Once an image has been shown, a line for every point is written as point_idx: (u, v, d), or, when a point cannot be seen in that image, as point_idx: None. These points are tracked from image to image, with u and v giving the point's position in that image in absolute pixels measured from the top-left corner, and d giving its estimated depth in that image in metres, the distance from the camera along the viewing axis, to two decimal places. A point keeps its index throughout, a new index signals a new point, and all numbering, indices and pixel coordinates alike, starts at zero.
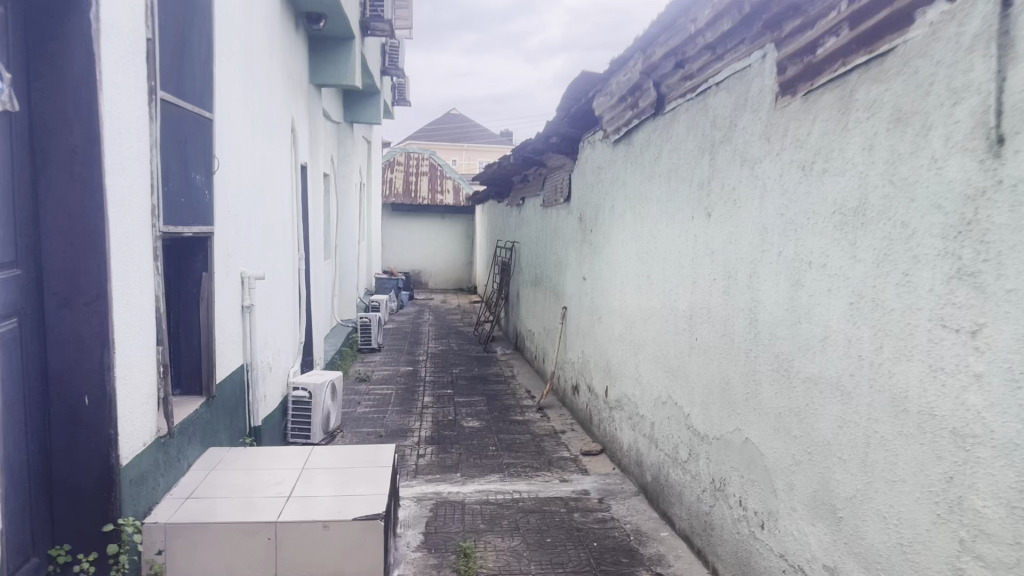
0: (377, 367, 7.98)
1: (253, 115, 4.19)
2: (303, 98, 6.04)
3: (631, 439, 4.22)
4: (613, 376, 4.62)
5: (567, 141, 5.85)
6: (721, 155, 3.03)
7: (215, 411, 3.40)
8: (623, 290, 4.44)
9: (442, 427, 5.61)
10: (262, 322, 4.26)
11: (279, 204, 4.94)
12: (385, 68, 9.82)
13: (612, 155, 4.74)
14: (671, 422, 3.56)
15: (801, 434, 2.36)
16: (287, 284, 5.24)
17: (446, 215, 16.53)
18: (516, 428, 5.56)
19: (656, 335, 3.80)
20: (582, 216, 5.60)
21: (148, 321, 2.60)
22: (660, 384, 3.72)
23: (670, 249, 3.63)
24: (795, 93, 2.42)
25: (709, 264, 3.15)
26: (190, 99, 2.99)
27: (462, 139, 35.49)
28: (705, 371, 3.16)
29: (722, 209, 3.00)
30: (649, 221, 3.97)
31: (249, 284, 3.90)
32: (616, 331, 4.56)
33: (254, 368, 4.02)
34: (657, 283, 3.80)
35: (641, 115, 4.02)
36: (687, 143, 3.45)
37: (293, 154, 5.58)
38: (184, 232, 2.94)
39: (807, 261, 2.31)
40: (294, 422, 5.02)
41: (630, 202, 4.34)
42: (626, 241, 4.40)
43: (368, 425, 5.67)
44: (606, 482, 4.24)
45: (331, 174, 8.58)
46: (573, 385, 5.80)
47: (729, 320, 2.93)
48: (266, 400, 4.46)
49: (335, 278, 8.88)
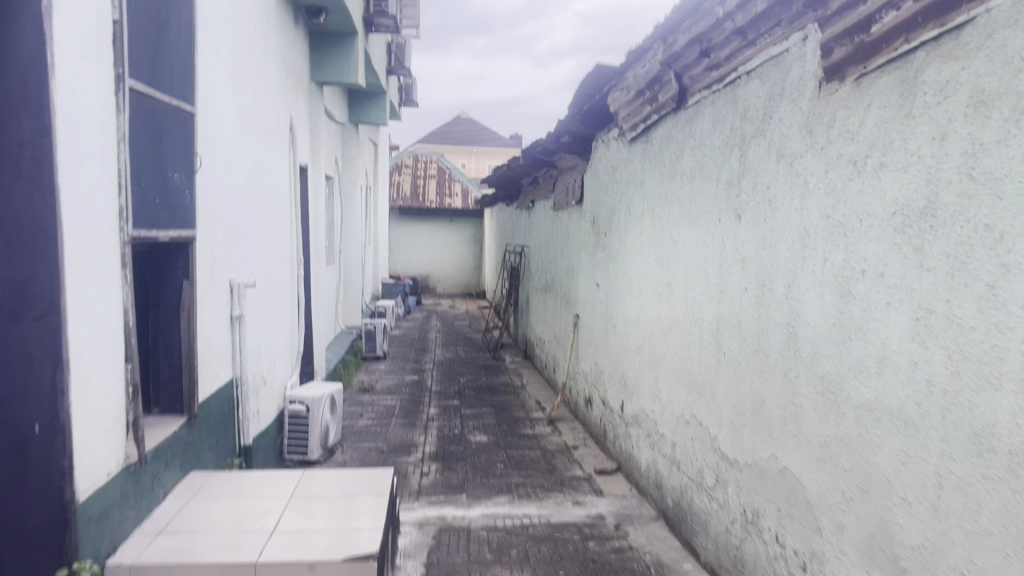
0: (382, 376, 7.70)
1: (244, 112, 3.92)
2: (302, 97, 5.77)
3: (650, 459, 3.93)
4: (629, 389, 4.33)
5: (579, 140, 5.56)
6: (753, 152, 2.73)
7: (198, 431, 3.12)
8: (640, 300, 4.14)
9: (448, 442, 5.32)
10: (254, 334, 3.99)
11: (274, 207, 4.66)
12: (391, 67, 9.56)
13: (629, 153, 4.45)
14: (695, 443, 3.27)
15: (851, 468, 2.06)
16: (285, 291, 4.97)
17: (455, 219, 16.25)
18: (525, 443, 5.27)
19: (678, 349, 3.50)
20: (595, 220, 5.31)
21: (113, 336, 2.32)
22: (682, 401, 3.43)
23: (694, 255, 3.33)
24: (844, 78, 2.11)
25: (739, 273, 2.85)
26: (168, 91, 2.71)
27: (471, 143, 35.26)
28: (735, 391, 2.87)
29: (755, 211, 2.71)
30: (669, 225, 3.67)
31: (238, 293, 3.63)
32: (634, 342, 4.26)
33: (244, 383, 3.75)
34: (679, 292, 3.51)
35: (662, 110, 3.73)
36: (713, 139, 3.15)
37: (292, 156, 5.32)
38: (161, 238, 2.66)
39: (860, 270, 2.02)
40: (291, 438, 4.75)
41: (648, 205, 4.04)
42: (644, 246, 4.10)
43: (370, 439, 5.39)
44: (623, 505, 3.95)
45: (334, 177, 8.31)
46: (586, 398, 5.50)
47: (763, 335, 2.63)
48: (258, 415, 4.18)
49: (339, 284, 8.61)
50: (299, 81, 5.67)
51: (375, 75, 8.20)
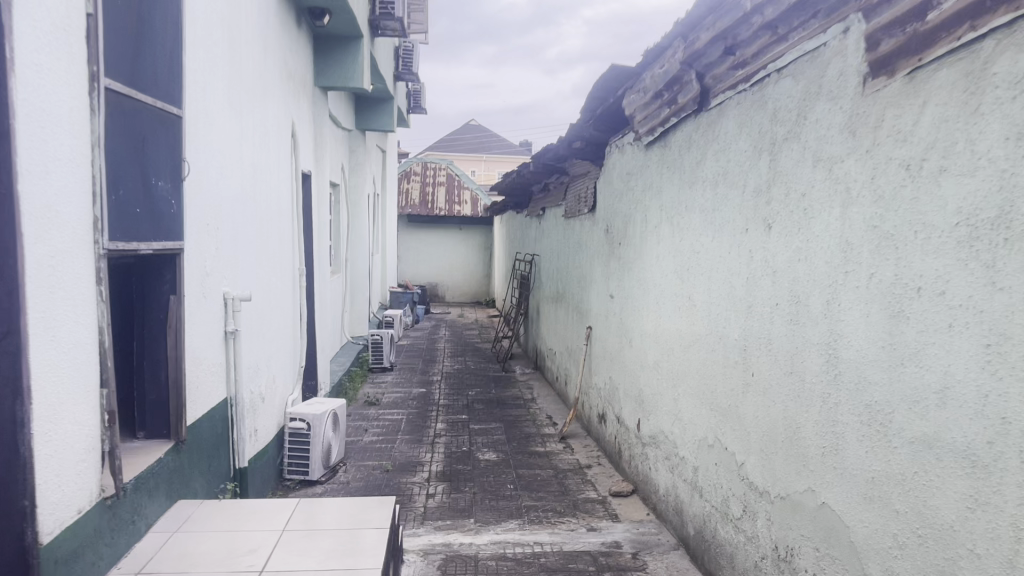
0: (389, 389, 7.49)
1: (241, 116, 3.73)
2: (305, 101, 5.57)
3: (669, 483, 3.70)
4: (646, 407, 4.11)
5: (592, 145, 5.35)
6: (785, 156, 2.51)
7: (187, 456, 2.92)
8: (658, 313, 3.92)
9: (456, 460, 5.10)
10: (250, 350, 3.79)
11: (274, 216, 4.47)
12: (398, 72, 9.36)
13: (645, 159, 4.23)
14: (720, 469, 3.04)
15: (904, 510, 1.84)
16: (285, 302, 4.76)
17: (464, 227, 16.05)
18: (536, 462, 5.05)
19: (700, 366, 3.28)
20: (609, 228, 5.09)
21: (86, 359, 2.12)
22: (705, 423, 3.20)
23: (718, 266, 3.11)
24: (893, 72, 1.89)
25: (770, 287, 2.63)
26: (151, 92, 2.51)
27: (480, 150, 35.13)
28: (765, 415, 2.64)
29: (788, 220, 2.49)
30: (690, 234, 3.45)
31: (232, 306, 3.43)
32: (651, 358, 4.04)
33: (239, 402, 3.54)
34: (702, 306, 3.28)
35: (681, 112, 3.52)
36: (739, 143, 2.93)
37: (293, 162, 5.13)
38: (143, 251, 2.46)
39: (915, 288, 1.80)
40: (292, 457, 4.54)
41: (666, 213, 3.82)
42: (662, 257, 3.88)
43: (375, 457, 5.17)
44: (640, 532, 3.72)
45: (339, 185, 8.12)
46: (600, 414, 5.28)
47: (797, 356, 2.41)
48: (256, 434, 3.97)
49: (344, 294, 8.41)
50: (303, 85, 5.47)
51: (382, 80, 8.01)
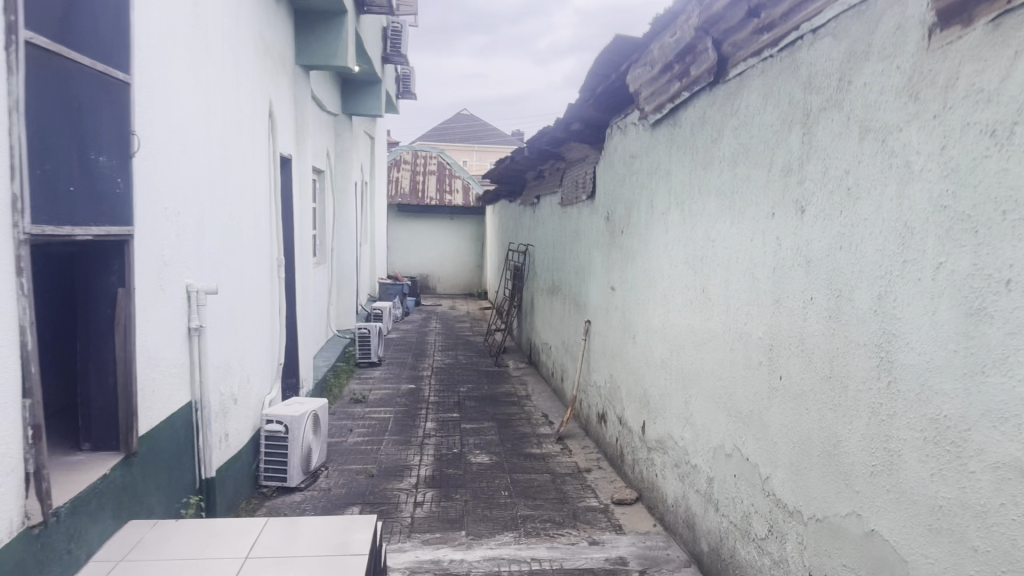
0: (376, 385, 7.16)
1: (207, 90, 3.38)
2: (285, 80, 5.22)
3: (679, 494, 3.38)
4: (652, 409, 3.79)
5: (591, 127, 5.02)
6: (823, 128, 2.18)
7: (141, 469, 2.58)
8: (667, 307, 3.59)
9: (446, 463, 4.78)
10: (219, 347, 3.45)
11: (247, 202, 4.13)
12: (386, 54, 9.00)
13: (651, 140, 3.90)
14: (741, 482, 2.73)
15: (986, 549, 1.52)
16: (261, 295, 4.42)
17: (455, 217, 15.69)
18: (532, 465, 4.73)
19: (716, 366, 2.96)
20: (610, 216, 4.77)
21: (3, 363, 1.77)
22: (723, 430, 2.89)
23: (738, 256, 2.79)
24: (971, 21, 1.57)
25: (802, 279, 2.31)
26: (88, 51, 2.17)
27: (472, 140, 34.73)
28: (796, 425, 2.32)
29: (827, 200, 2.16)
30: (704, 220, 3.13)
31: (197, 299, 3.09)
32: (658, 356, 3.71)
33: (205, 406, 3.20)
34: (718, 299, 2.96)
35: (695, 86, 3.18)
36: (764, 117, 2.60)
37: (271, 145, 4.78)
38: (78, 236, 2.12)
39: (1003, 280, 1.47)
40: (268, 462, 4.21)
41: (676, 197, 3.49)
42: (671, 246, 3.55)
43: (359, 460, 4.84)
44: (646, 546, 3.40)
45: (325, 172, 7.78)
46: (599, 413, 4.96)
47: (838, 358, 2.09)
48: (227, 439, 3.64)
49: (330, 286, 8.05)
50: (282, 63, 5.12)
51: (369, 62, 7.65)
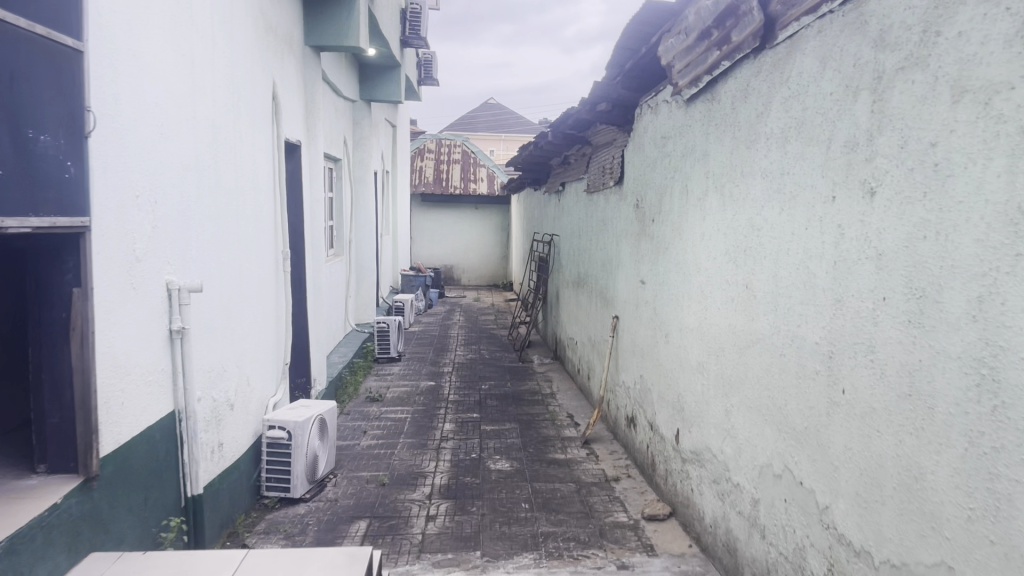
0: (394, 382, 6.85)
1: (193, 68, 3.07)
2: (292, 61, 4.90)
3: (719, 514, 3.02)
4: (687, 416, 3.42)
5: (619, 107, 4.64)
6: (900, 91, 1.80)
7: (105, 494, 2.27)
8: (704, 304, 3.22)
9: (464, 470, 4.45)
10: (206, 349, 3.14)
11: (244, 191, 3.82)
12: (405, 36, 8.65)
13: (686, 117, 3.52)
14: (793, 509, 2.37)
15: None
16: (261, 292, 4.10)
17: (480, 206, 15.32)
18: (556, 473, 4.39)
19: (763, 374, 2.59)
20: (639, 204, 4.39)
21: None
22: (771, 447, 2.52)
23: (789, 248, 2.41)
24: None
25: (870, 276, 1.93)
26: (25, 12, 1.85)
27: (499, 128, 34.33)
28: (864, 450, 1.95)
29: (905, 180, 1.78)
30: (748, 206, 2.75)
31: (178, 298, 2.79)
32: (693, 359, 3.35)
33: (190, 416, 2.89)
34: (765, 298, 2.58)
35: (738, 52, 2.79)
36: (823, 83, 2.21)
37: (276, 130, 4.47)
38: (12, 228, 1.80)
39: None
40: (270, 471, 3.91)
41: (715, 180, 3.11)
42: (708, 236, 3.18)
43: (372, 466, 4.53)
44: (681, 571, 3.05)
45: (341, 161, 7.48)
46: (629, 416, 4.60)
47: (919, 372, 1.71)
48: (221, 449, 3.34)
49: (347, 278, 7.75)
50: (288, 43, 4.80)
51: (386, 46, 7.31)
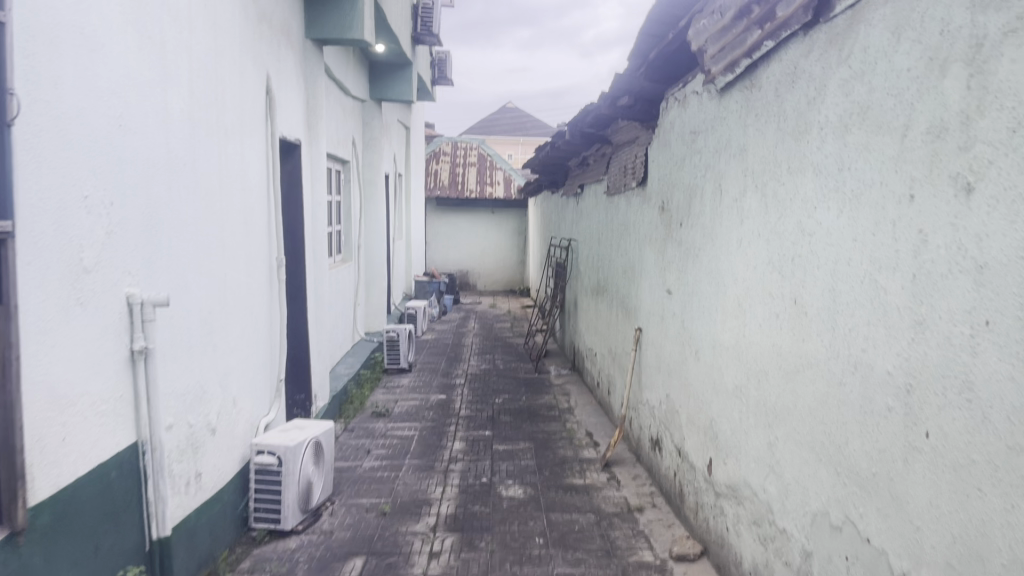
0: (403, 395, 6.49)
1: (166, 53, 2.73)
2: (289, 54, 4.55)
3: (760, 561, 2.63)
4: (723, 445, 3.03)
5: (642, 100, 4.26)
6: (1009, 60, 1.42)
7: (40, 550, 1.93)
8: (741, 319, 2.83)
9: (474, 497, 4.08)
10: (178, 369, 2.80)
11: (229, 192, 3.49)
12: (417, 34, 8.33)
13: (719, 109, 3.13)
14: (857, 570, 1.97)
15: None
16: (251, 303, 3.76)
17: (496, 211, 14.96)
18: (574, 501, 4.01)
19: (816, 405, 2.21)
20: (665, 206, 4.00)
21: None
22: (828, 493, 2.13)
23: (849, 258, 2.02)
24: None
25: (966, 295, 1.54)
26: None
27: (517, 132, 33.99)
28: (959, 511, 1.56)
29: (1019, 173, 1.39)
30: (796, 208, 2.36)
31: (142, 312, 2.45)
32: (730, 382, 2.95)
33: (156, 449, 2.54)
34: (820, 316, 2.20)
35: (783, 30, 2.41)
36: (895, 60, 1.82)
37: (270, 127, 4.13)
38: None
39: None
40: (259, 500, 3.55)
41: (754, 179, 2.73)
42: (747, 242, 2.79)
43: (373, 491, 4.17)
44: None
45: (348, 162, 7.14)
46: (653, 438, 4.21)
47: None
48: (199, 480, 3.00)
49: (356, 285, 7.41)
50: (285, 35, 4.46)
51: (395, 42, 6.97)
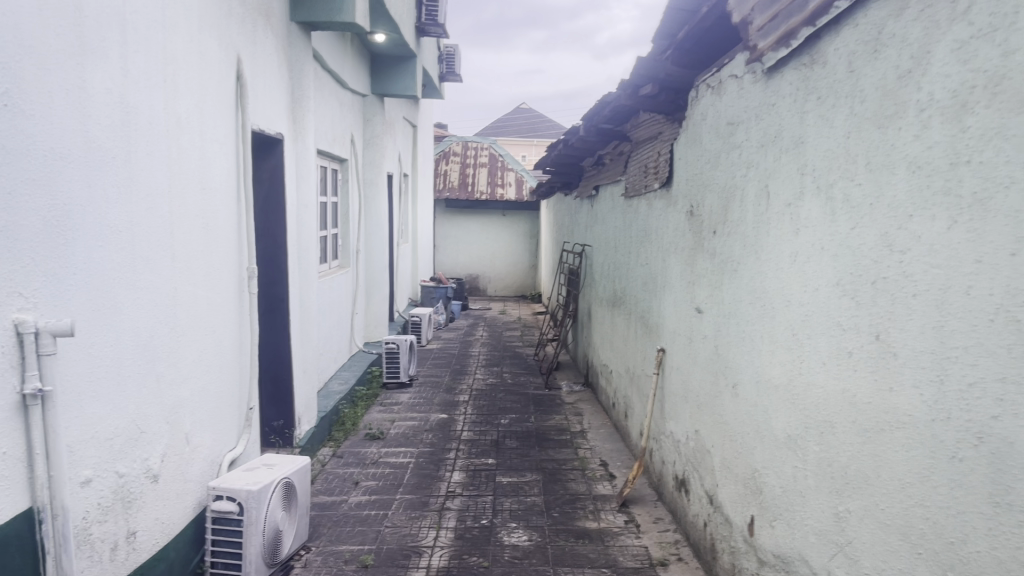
0: (400, 414, 5.95)
1: (86, 21, 2.20)
2: (268, 36, 4.02)
3: None
4: (771, 504, 2.47)
5: (669, 89, 3.70)
6: None
7: None
8: (797, 352, 2.28)
9: (471, 545, 3.53)
10: (101, 410, 2.28)
11: (184, 193, 2.96)
12: (422, 24, 7.79)
13: (767, 92, 2.58)
14: None
15: None
16: (211, 320, 3.23)
17: (508, 213, 14.42)
18: (587, 552, 3.45)
19: (912, 483, 1.65)
20: (695, 209, 3.45)
21: None
22: None
23: (970, 285, 1.47)
24: None
25: None
26: None
27: (531, 133, 33.43)
28: None
29: None
30: (881, 216, 1.81)
31: (38, 346, 1.93)
32: (780, 429, 2.40)
33: (61, 517, 2.01)
34: (917, 364, 1.64)
35: None
36: None
37: (242, 116, 3.61)
38: None
39: None
40: (216, 554, 3.01)
41: (817, 177, 2.17)
42: (806, 258, 2.23)
43: (356, 536, 3.63)
44: None
45: (345, 161, 6.61)
46: (678, 477, 3.66)
47: None
48: (132, 540, 2.48)
49: (353, 292, 6.87)
50: (263, 15, 3.93)
51: (396, 32, 6.43)
